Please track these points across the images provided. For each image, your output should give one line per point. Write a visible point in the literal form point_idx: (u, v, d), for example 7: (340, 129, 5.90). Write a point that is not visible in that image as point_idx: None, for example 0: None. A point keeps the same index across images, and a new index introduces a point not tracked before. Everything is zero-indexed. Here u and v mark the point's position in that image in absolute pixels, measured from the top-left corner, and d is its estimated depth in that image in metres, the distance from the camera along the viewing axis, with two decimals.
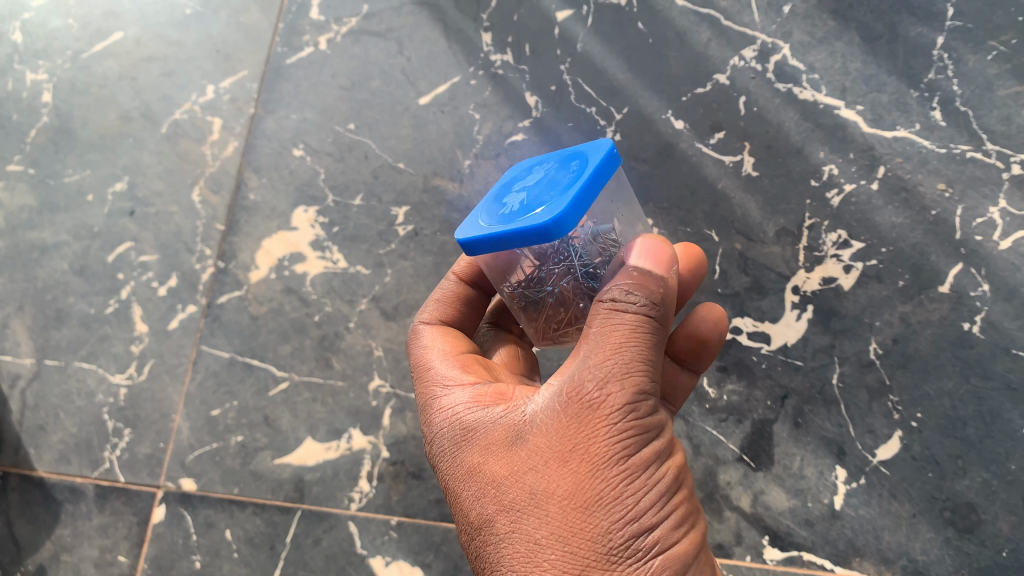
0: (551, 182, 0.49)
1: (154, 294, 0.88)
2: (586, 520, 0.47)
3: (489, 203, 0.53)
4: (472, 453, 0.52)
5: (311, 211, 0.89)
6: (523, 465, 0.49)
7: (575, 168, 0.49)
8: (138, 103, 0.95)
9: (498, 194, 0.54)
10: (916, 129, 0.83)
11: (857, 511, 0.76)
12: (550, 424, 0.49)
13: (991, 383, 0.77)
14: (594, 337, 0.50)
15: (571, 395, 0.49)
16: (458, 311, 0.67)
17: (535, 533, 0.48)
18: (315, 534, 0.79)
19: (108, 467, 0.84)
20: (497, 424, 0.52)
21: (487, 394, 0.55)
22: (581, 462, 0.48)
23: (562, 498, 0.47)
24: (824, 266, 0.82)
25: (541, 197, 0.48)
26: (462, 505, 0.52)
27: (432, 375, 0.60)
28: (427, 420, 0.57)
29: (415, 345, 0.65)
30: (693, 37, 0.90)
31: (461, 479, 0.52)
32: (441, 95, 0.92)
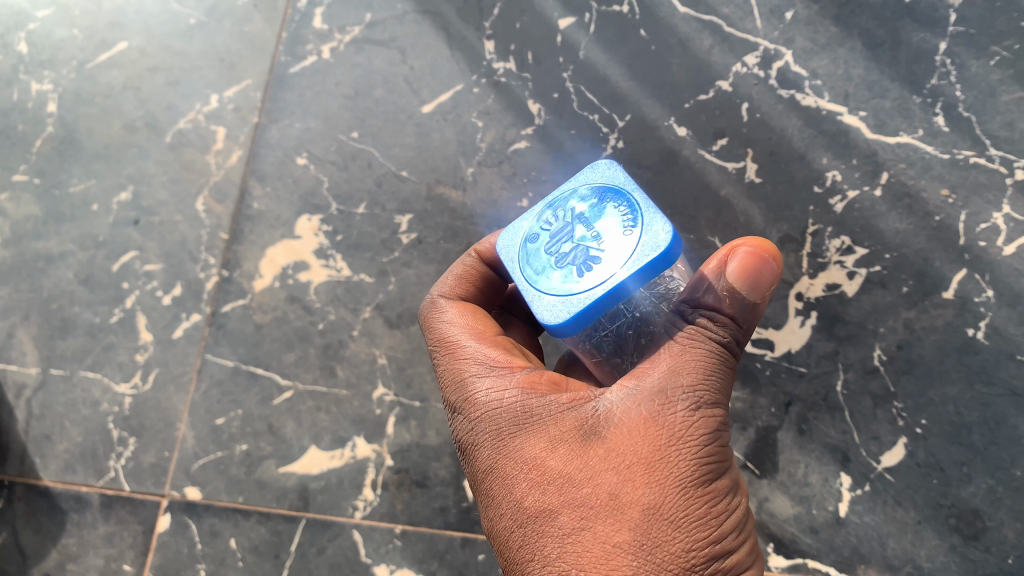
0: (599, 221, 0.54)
1: (159, 303, 0.88)
2: (668, 533, 0.49)
3: (535, 278, 0.55)
4: (536, 445, 0.53)
5: (315, 219, 0.89)
6: (601, 465, 0.51)
7: (608, 196, 0.55)
8: (142, 112, 0.96)
9: (535, 266, 0.55)
10: (920, 135, 0.83)
11: (862, 518, 0.76)
12: (637, 432, 0.51)
13: (996, 389, 0.77)
14: (685, 355, 0.52)
15: (661, 405, 0.51)
16: (478, 289, 0.66)
17: (612, 535, 0.49)
18: (319, 542, 0.79)
19: (114, 476, 0.84)
20: (567, 418, 0.54)
21: (541, 381, 0.56)
22: (666, 474, 0.50)
23: (646, 507, 0.49)
24: (827, 272, 0.82)
25: (614, 236, 0.53)
26: (518, 492, 0.53)
27: (469, 354, 0.60)
28: (473, 406, 0.57)
29: (438, 317, 0.64)
30: (695, 44, 0.90)
31: (521, 467, 0.53)
32: (444, 103, 0.92)
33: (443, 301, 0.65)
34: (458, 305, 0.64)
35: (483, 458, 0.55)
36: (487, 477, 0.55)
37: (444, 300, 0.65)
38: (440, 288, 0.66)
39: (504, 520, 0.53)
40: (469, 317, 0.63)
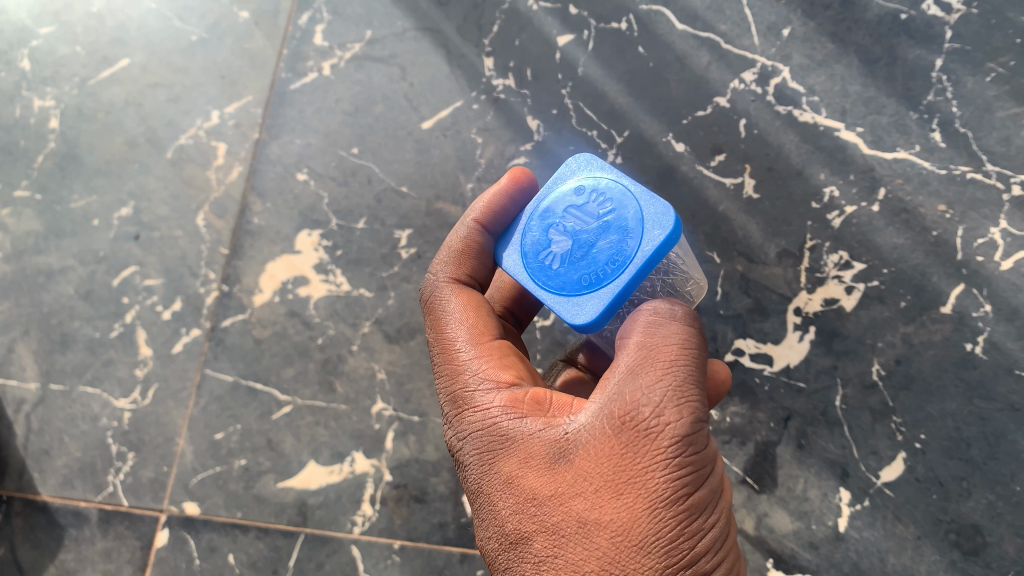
0: (601, 245, 0.56)
1: (158, 318, 0.88)
2: (638, 558, 0.50)
3: (542, 216, 0.60)
4: (510, 469, 0.54)
5: (315, 235, 0.89)
6: (570, 490, 0.52)
7: (620, 254, 0.55)
8: (144, 129, 0.96)
9: (555, 209, 0.60)
10: (916, 151, 0.84)
11: (862, 533, 0.76)
12: (603, 452, 0.52)
13: (995, 404, 0.77)
14: (646, 360, 0.53)
15: (626, 424, 0.52)
16: (476, 264, 0.64)
17: (582, 562, 0.50)
18: (318, 558, 0.79)
19: (113, 491, 0.83)
20: (538, 436, 0.54)
21: (523, 398, 0.57)
22: (635, 497, 0.51)
23: (614, 532, 0.50)
24: (826, 287, 0.82)
25: (577, 275, 0.56)
26: (498, 515, 0.54)
27: (453, 366, 0.60)
28: (457, 416, 0.59)
29: (441, 307, 0.63)
30: (693, 61, 0.91)
31: (498, 488, 0.54)
32: (444, 119, 0.93)
33: (446, 285, 0.64)
34: (460, 292, 0.63)
35: (466, 476, 0.57)
36: (471, 495, 0.56)
37: (446, 284, 0.64)
38: (446, 269, 0.64)
39: (487, 542, 0.55)
40: (470, 312, 0.62)
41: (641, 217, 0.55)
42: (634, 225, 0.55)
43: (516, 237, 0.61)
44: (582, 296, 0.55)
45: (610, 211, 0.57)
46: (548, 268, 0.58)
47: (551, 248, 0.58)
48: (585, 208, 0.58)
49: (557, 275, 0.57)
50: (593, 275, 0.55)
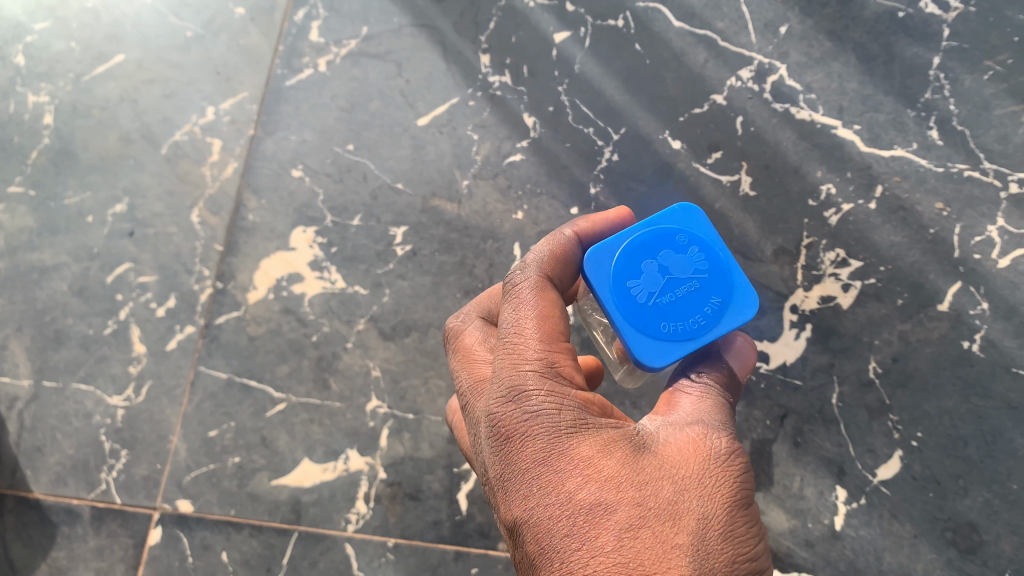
0: (686, 302, 0.54)
1: (153, 315, 0.88)
2: (723, 544, 0.49)
3: (641, 238, 0.56)
4: (586, 449, 0.52)
5: (310, 232, 0.89)
6: (656, 475, 0.51)
7: (701, 325, 0.54)
8: (139, 125, 0.96)
9: (654, 241, 0.56)
10: (914, 148, 0.85)
11: (858, 531, 0.75)
12: (682, 449, 0.52)
13: (992, 402, 0.77)
14: (711, 395, 0.56)
15: (709, 440, 0.53)
16: (565, 264, 0.60)
17: (674, 538, 0.48)
18: (311, 556, 0.78)
19: (105, 489, 0.83)
20: (613, 433, 0.53)
21: (591, 401, 0.55)
22: (718, 491, 0.51)
23: (703, 517, 0.49)
24: (822, 284, 0.82)
25: (657, 320, 0.54)
26: (570, 488, 0.50)
27: (521, 346, 0.56)
28: (517, 394, 0.54)
29: (516, 293, 0.58)
30: (690, 58, 0.91)
31: (572, 464, 0.51)
32: (440, 116, 0.92)
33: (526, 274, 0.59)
34: (546, 281, 0.58)
35: (524, 453, 0.52)
36: (529, 472, 0.51)
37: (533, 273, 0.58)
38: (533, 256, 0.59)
39: (548, 511, 0.50)
40: (550, 300, 0.57)
41: (729, 297, 0.55)
42: (722, 303, 0.55)
43: (604, 246, 0.56)
44: (654, 342, 0.54)
45: (703, 275, 0.55)
46: (630, 293, 0.54)
47: (637, 278, 0.55)
48: (681, 258, 0.55)
49: (636, 309, 0.54)
50: (671, 329, 0.54)
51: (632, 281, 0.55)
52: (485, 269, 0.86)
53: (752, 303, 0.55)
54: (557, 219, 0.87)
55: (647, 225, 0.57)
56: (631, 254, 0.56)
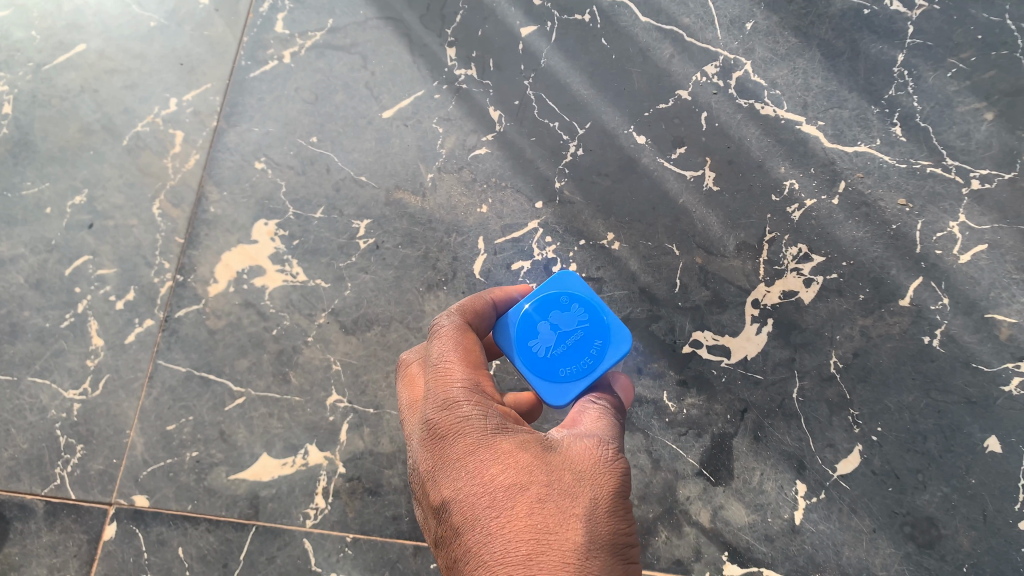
0: (576, 347, 0.64)
1: (111, 308, 0.87)
2: (618, 530, 0.52)
3: (530, 304, 0.65)
4: (508, 440, 0.54)
5: (271, 224, 0.88)
6: (566, 466, 0.54)
7: (591, 364, 0.63)
8: (100, 115, 0.94)
9: (541, 304, 0.65)
10: (877, 145, 0.85)
11: (818, 526, 0.75)
12: (588, 447, 0.55)
13: (951, 397, 0.77)
14: (608, 415, 0.60)
15: (615, 449, 0.56)
16: (482, 312, 0.64)
17: (580, 515, 0.51)
18: (268, 551, 0.77)
19: (60, 484, 0.81)
20: (527, 431, 0.56)
21: (506, 412, 0.58)
22: (617, 486, 0.54)
23: (603, 504, 0.52)
24: (784, 279, 0.82)
25: (557, 368, 0.63)
26: (489, 470, 0.52)
27: (453, 361, 0.58)
28: (445, 394, 0.56)
29: (441, 324, 0.61)
30: (656, 53, 0.91)
31: (493, 451, 0.53)
32: (404, 109, 0.92)
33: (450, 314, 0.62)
34: (466, 319, 0.62)
35: (450, 442, 0.54)
36: (452, 461, 0.53)
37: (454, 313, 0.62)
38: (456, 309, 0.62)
39: (470, 490, 0.51)
40: (472, 338, 0.60)
41: (609, 336, 0.64)
42: (603, 342, 0.64)
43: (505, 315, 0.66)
44: (556, 386, 0.63)
45: (586, 323, 0.65)
46: (531, 351, 0.64)
47: (535, 336, 0.64)
48: (568, 313, 0.65)
49: (537, 362, 0.63)
50: (569, 372, 0.63)
51: (531, 341, 0.64)
52: (448, 263, 0.85)
53: (624, 338, 0.64)
54: (521, 213, 0.87)
55: (535, 293, 0.66)
56: (526, 319, 0.65)
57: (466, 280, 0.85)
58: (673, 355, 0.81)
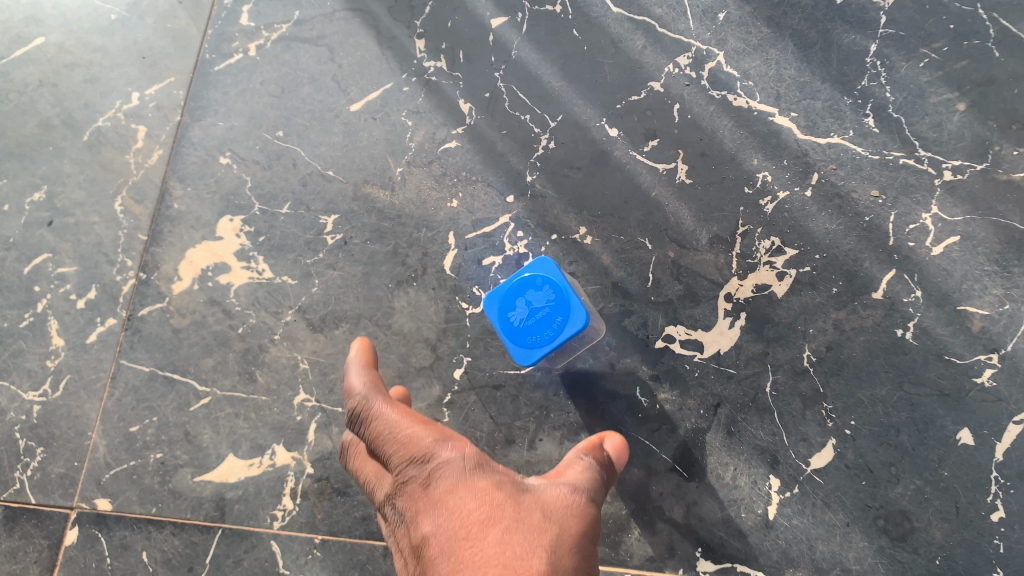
0: (542, 324, 0.71)
1: (72, 307, 0.84)
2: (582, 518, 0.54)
3: (515, 282, 0.73)
4: (486, 475, 0.56)
5: (237, 220, 0.86)
6: (541, 497, 0.55)
7: (555, 336, 0.71)
8: (59, 110, 0.92)
9: (524, 283, 0.73)
10: (850, 136, 0.85)
11: (791, 521, 0.75)
12: (562, 494, 0.57)
13: (924, 390, 0.77)
14: (581, 476, 0.62)
15: (588, 497, 0.58)
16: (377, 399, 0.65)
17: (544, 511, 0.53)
18: (236, 554, 0.76)
19: (20, 488, 0.79)
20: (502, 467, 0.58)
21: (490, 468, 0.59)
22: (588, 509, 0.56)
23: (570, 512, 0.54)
24: (757, 273, 0.81)
25: (528, 338, 0.72)
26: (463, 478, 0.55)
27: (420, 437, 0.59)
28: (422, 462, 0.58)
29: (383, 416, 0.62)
30: (627, 44, 0.89)
31: (470, 474, 0.55)
32: (373, 102, 0.90)
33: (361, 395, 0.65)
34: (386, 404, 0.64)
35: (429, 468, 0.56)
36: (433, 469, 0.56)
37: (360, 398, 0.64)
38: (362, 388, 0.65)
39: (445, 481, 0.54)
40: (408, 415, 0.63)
41: (573, 314, 0.70)
42: (567, 319, 0.71)
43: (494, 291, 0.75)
44: (524, 350, 0.72)
45: (554, 309, 0.71)
46: (510, 319, 0.73)
47: (513, 309, 0.73)
48: (540, 296, 0.72)
49: (511, 330, 0.73)
50: (538, 340, 0.71)
51: (513, 314, 0.73)
52: (418, 259, 0.84)
53: (581, 318, 0.70)
54: (492, 207, 0.85)
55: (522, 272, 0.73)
56: (508, 295, 0.73)
57: (436, 276, 0.83)
58: (646, 350, 0.80)
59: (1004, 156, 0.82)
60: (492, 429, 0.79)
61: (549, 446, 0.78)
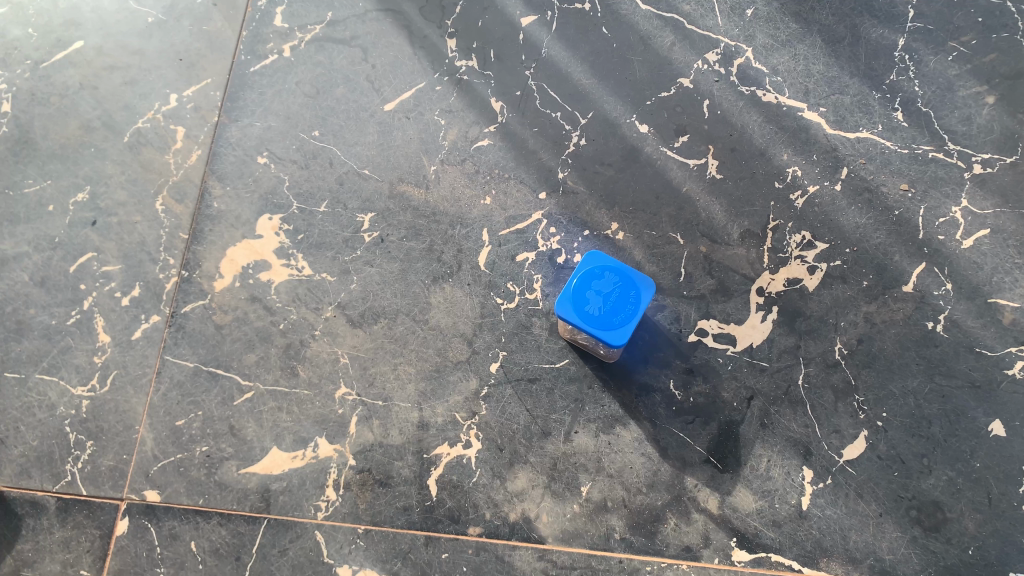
0: (620, 298, 0.73)
1: (117, 304, 0.87)
2: None
3: (578, 278, 0.74)
4: None
5: (275, 219, 0.88)
6: None
7: (633, 307, 0.73)
8: (100, 111, 0.94)
9: (585, 276, 0.74)
10: (879, 130, 0.86)
11: (824, 511, 0.76)
12: None
13: (956, 381, 0.78)
14: None
15: None
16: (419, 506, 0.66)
17: None
18: (281, 544, 0.78)
19: (70, 480, 0.81)
20: None
21: None
22: None
23: None
24: (788, 267, 0.82)
25: (612, 318, 0.72)
26: None
27: None
28: None
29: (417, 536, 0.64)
30: (657, 42, 0.91)
31: None
32: (406, 101, 0.92)
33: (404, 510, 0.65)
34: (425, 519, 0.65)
35: None
36: None
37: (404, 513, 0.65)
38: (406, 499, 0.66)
39: None
40: None
41: (641, 284, 0.74)
42: (635, 290, 0.73)
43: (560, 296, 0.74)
44: (617, 327, 0.72)
45: (620, 284, 0.74)
46: (591, 310, 0.73)
47: (588, 301, 0.73)
48: (606, 279, 0.74)
49: (597, 317, 0.72)
50: (623, 316, 0.72)
51: (588, 305, 0.73)
52: (453, 255, 0.86)
53: (650, 284, 0.74)
54: (525, 204, 0.87)
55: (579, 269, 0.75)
56: (578, 289, 0.74)
57: (472, 272, 0.85)
58: (679, 344, 0.81)
59: None
60: (528, 421, 0.80)
61: (585, 439, 0.79)
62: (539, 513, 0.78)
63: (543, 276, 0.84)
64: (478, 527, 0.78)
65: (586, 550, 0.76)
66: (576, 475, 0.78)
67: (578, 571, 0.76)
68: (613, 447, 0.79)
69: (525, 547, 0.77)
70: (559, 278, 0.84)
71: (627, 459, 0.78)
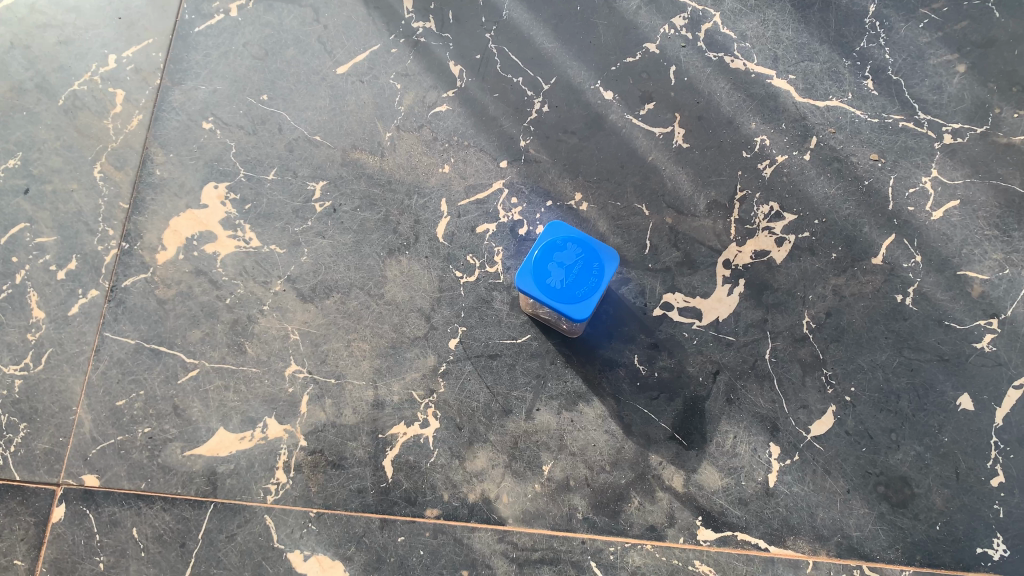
0: (582, 271, 0.70)
1: (52, 278, 0.82)
2: None
3: (538, 249, 0.71)
4: None
5: (221, 188, 0.84)
6: None
7: (595, 281, 0.70)
8: (32, 73, 0.88)
9: (546, 248, 0.71)
10: (849, 99, 0.83)
11: (791, 488, 0.74)
12: None
13: (925, 355, 0.76)
14: None
15: None
16: None
17: None
18: (228, 529, 0.74)
19: (3, 465, 0.77)
20: None
21: None
22: None
23: None
24: (756, 238, 0.80)
25: (573, 292, 0.69)
26: None
27: None
28: None
29: None
30: (622, 5, 0.87)
31: None
32: (360, 64, 0.87)
33: None
34: None
35: None
36: None
37: None
38: None
39: None
40: None
41: (604, 256, 0.71)
42: (598, 263, 0.70)
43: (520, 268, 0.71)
44: (579, 301, 0.69)
45: (583, 256, 0.70)
46: (553, 283, 0.69)
47: (549, 274, 0.70)
48: (568, 251, 0.71)
49: (558, 291, 0.69)
50: (585, 290, 0.69)
51: (548, 278, 0.70)
52: (410, 227, 0.82)
53: (614, 255, 0.71)
54: (485, 172, 0.83)
55: (540, 240, 0.71)
56: (539, 262, 0.70)
57: (429, 244, 0.81)
58: (644, 319, 0.78)
59: (1004, 119, 0.81)
60: (488, 399, 0.77)
61: (547, 416, 0.76)
62: (499, 494, 0.75)
63: (503, 248, 0.81)
64: (436, 509, 0.75)
65: (547, 531, 0.74)
66: (537, 454, 0.75)
67: (539, 553, 0.73)
68: (576, 425, 0.76)
69: (484, 529, 0.74)
70: (520, 250, 0.81)
71: (590, 437, 0.76)
